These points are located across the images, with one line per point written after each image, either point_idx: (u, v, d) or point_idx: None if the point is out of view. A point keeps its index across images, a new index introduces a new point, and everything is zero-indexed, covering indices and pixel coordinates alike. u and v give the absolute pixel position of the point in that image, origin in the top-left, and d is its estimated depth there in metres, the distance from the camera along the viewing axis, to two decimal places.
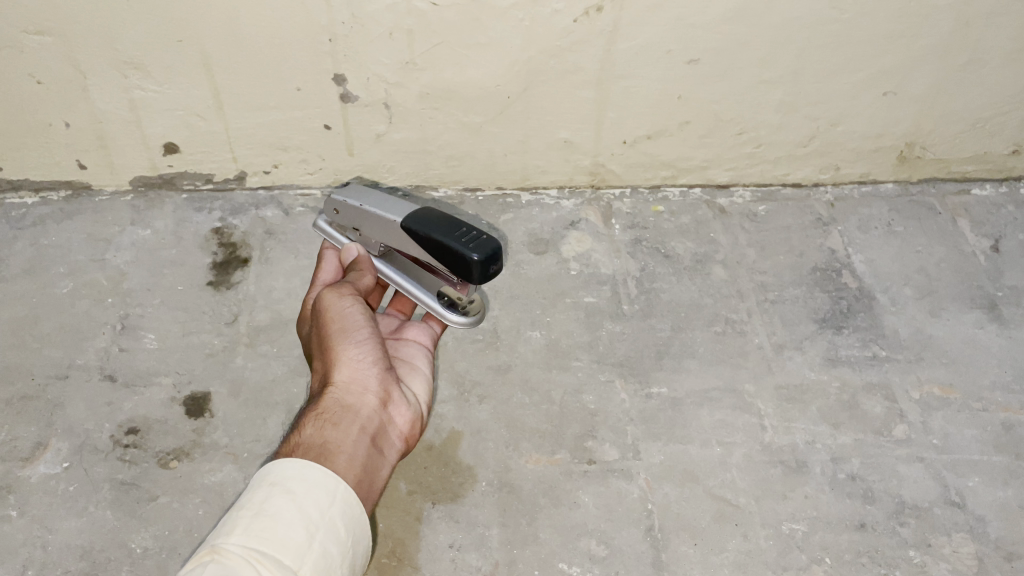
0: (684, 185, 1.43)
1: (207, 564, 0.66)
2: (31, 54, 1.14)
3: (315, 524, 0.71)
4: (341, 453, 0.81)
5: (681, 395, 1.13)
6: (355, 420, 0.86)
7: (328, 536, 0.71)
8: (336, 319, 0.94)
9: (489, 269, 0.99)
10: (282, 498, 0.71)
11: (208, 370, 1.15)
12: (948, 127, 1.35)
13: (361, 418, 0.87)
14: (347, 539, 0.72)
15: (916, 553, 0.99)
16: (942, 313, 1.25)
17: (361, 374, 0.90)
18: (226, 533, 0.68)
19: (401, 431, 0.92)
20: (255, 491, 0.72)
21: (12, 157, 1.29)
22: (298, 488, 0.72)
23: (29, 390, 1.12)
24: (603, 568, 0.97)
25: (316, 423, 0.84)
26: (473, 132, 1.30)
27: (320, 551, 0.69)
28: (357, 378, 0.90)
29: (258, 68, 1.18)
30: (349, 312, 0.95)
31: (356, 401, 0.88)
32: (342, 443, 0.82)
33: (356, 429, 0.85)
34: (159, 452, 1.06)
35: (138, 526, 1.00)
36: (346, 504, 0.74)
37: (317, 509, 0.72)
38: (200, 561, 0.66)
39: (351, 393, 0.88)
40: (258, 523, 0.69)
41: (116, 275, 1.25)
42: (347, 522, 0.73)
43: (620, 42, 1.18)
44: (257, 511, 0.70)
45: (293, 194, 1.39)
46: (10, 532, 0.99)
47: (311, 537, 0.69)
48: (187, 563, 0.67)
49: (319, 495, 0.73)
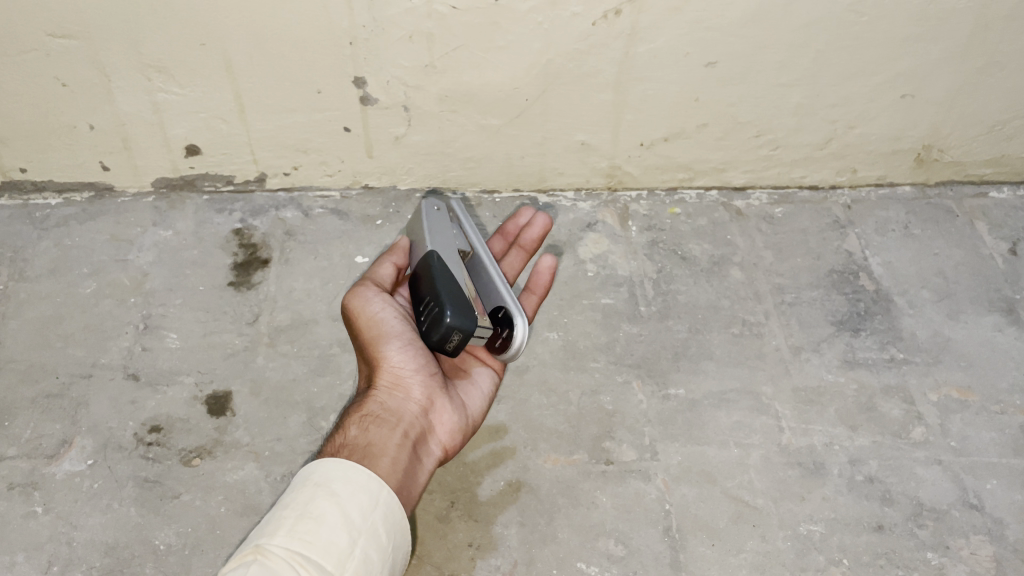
0: (701, 187, 1.43)
1: (251, 563, 0.69)
2: (57, 58, 1.16)
3: (356, 528, 0.73)
4: (382, 456, 0.85)
5: (699, 396, 1.14)
6: (396, 424, 0.91)
7: (369, 542, 0.73)
8: (372, 324, 0.98)
9: (449, 346, 0.95)
10: (326, 501, 0.74)
11: (230, 370, 1.16)
12: (966, 130, 1.35)
13: (404, 423, 0.92)
14: (387, 544, 0.75)
15: (934, 555, 1.00)
16: (960, 315, 1.25)
17: (404, 379, 0.95)
18: (271, 533, 0.71)
19: (447, 437, 0.96)
20: (300, 491, 0.75)
21: (37, 159, 1.31)
22: (342, 491, 0.75)
23: (54, 388, 1.13)
24: (621, 568, 0.98)
25: (361, 424, 0.90)
26: (492, 134, 1.31)
27: (361, 555, 0.72)
28: (399, 383, 0.95)
29: (279, 71, 1.20)
30: (382, 312, 0.99)
31: (398, 405, 0.93)
32: (383, 446, 0.87)
33: (397, 432, 0.90)
34: (182, 450, 1.08)
35: (162, 523, 1.01)
36: (387, 509, 0.77)
37: (358, 513, 0.74)
38: (244, 559, 0.69)
39: (395, 397, 0.94)
40: (302, 525, 0.72)
41: (139, 275, 1.27)
42: (387, 527, 0.76)
43: (638, 44, 1.18)
44: (301, 512, 0.73)
45: (312, 196, 1.40)
46: (36, 528, 1.01)
47: (353, 541, 0.72)
48: (233, 559, 0.70)
49: (362, 498, 0.75)
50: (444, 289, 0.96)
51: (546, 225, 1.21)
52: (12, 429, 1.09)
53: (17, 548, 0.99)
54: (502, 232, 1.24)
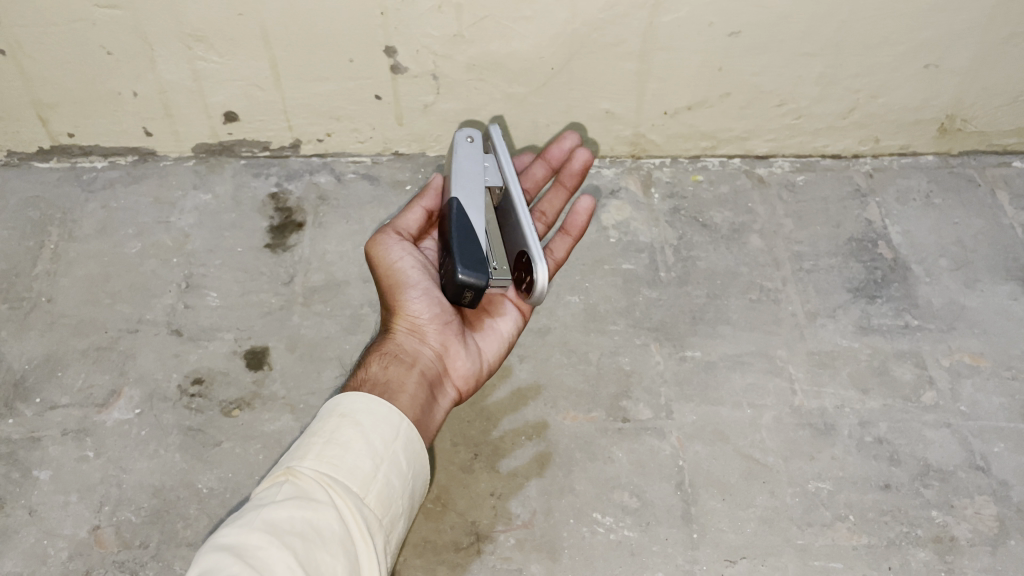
0: (724, 156, 1.45)
1: (282, 484, 0.68)
2: (103, 27, 1.21)
3: (380, 455, 0.72)
4: (404, 390, 0.83)
5: (715, 358, 1.18)
6: (414, 364, 0.90)
7: (392, 467, 0.72)
8: (392, 269, 0.97)
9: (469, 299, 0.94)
10: (351, 428, 0.72)
11: (267, 327, 1.22)
12: (990, 100, 1.35)
13: (420, 363, 0.90)
14: (410, 472, 0.74)
15: (938, 513, 1.04)
16: (977, 284, 1.27)
17: (421, 324, 0.94)
18: (299, 457, 0.70)
19: (462, 378, 0.95)
20: (325, 421, 0.73)
21: (84, 124, 1.37)
22: (366, 419, 0.74)
23: (103, 341, 1.20)
24: (635, 519, 1.03)
25: (381, 362, 0.88)
26: (518, 102, 1.34)
27: (386, 480, 0.71)
28: (417, 327, 0.94)
29: (313, 41, 1.24)
30: (403, 258, 0.97)
31: (415, 347, 0.92)
32: (404, 381, 0.85)
33: (415, 370, 0.88)
34: (223, 401, 1.15)
35: (204, 469, 1.08)
36: (410, 439, 0.75)
37: (382, 441, 0.73)
38: (275, 481, 0.68)
39: (410, 339, 0.93)
40: (329, 450, 0.70)
41: (181, 237, 1.33)
42: (410, 457, 0.75)
43: (663, 14, 1.21)
44: (327, 439, 0.71)
45: (345, 161, 1.45)
46: (89, 470, 1.08)
47: (377, 467, 0.71)
48: (262, 482, 0.69)
49: (386, 428, 0.74)
50: (458, 242, 0.94)
51: (587, 161, 1.16)
52: (65, 379, 1.16)
53: (71, 488, 1.07)
54: (545, 157, 1.19)
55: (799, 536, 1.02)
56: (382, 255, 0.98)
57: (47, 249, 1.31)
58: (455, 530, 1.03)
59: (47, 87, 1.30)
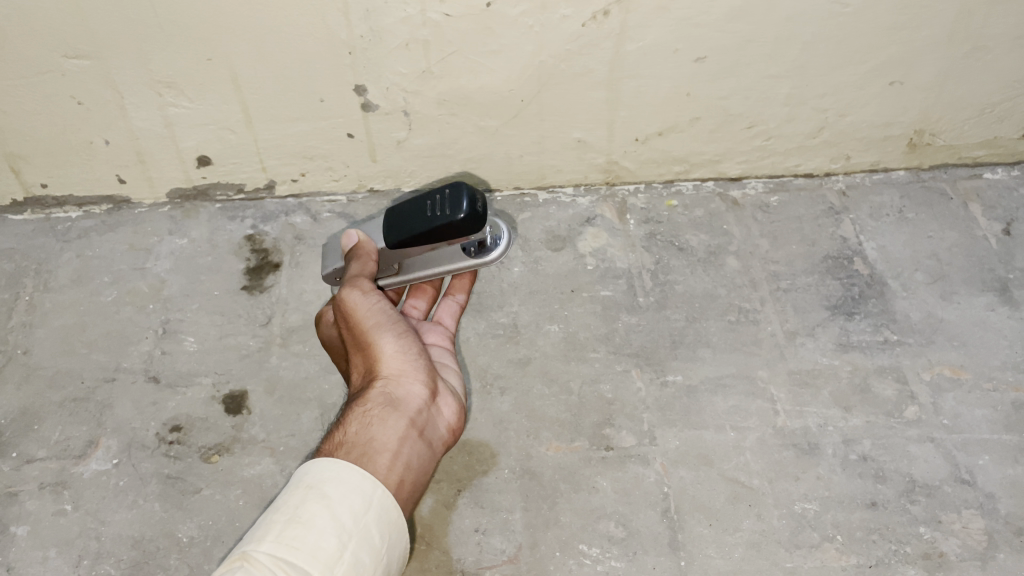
0: (697, 179, 1.46)
1: (238, 569, 0.71)
2: (72, 77, 1.21)
3: (348, 532, 0.75)
4: (386, 449, 0.85)
5: (696, 382, 1.17)
6: (403, 413, 0.90)
7: (360, 544, 0.75)
8: (366, 317, 1.00)
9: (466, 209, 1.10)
10: (317, 504, 0.76)
11: (245, 370, 1.21)
12: (956, 114, 1.37)
13: (409, 412, 0.91)
14: (380, 545, 0.77)
15: (926, 530, 1.03)
16: (954, 297, 1.27)
17: (407, 370, 0.95)
18: (259, 538, 0.73)
19: (445, 426, 0.97)
20: (291, 494, 0.77)
21: (56, 175, 1.37)
22: (334, 493, 0.77)
23: (80, 392, 1.19)
24: (622, 549, 1.02)
25: (363, 419, 0.89)
26: (490, 135, 1.35)
27: (352, 558, 0.74)
28: (402, 373, 0.95)
29: (283, 83, 1.25)
30: (374, 307, 1.01)
31: (402, 394, 0.93)
32: (389, 439, 0.87)
33: (404, 421, 0.89)
34: (201, 448, 1.13)
35: (184, 517, 1.07)
36: (380, 510, 0.79)
37: (351, 516, 0.76)
38: (232, 565, 0.71)
39: (397, 388, 0.93)
40: (291, 530, 0.74)
41: (157, 283, 1.33)
42: (381, 528, 0.78)
43: (628, 43, 1.22)
44: (291, 516, 0.75)
45: (321, 200, 1.45)
46: (66, 524, 1.06)
47: (343, 545, 0.74)
48: (221, 565, 0.73)
49: (355, 500, 0.78)
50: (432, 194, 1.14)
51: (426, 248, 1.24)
52: (41, 432, 1.15)
53: (49, 543, 1.05)
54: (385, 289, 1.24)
55: (788, 558, 1.01)
56: (346, 307, 1.01)
57: (22, 301, 1.31)
58: (440, 568, 1.01)
59: (17, 139, 1.30)
